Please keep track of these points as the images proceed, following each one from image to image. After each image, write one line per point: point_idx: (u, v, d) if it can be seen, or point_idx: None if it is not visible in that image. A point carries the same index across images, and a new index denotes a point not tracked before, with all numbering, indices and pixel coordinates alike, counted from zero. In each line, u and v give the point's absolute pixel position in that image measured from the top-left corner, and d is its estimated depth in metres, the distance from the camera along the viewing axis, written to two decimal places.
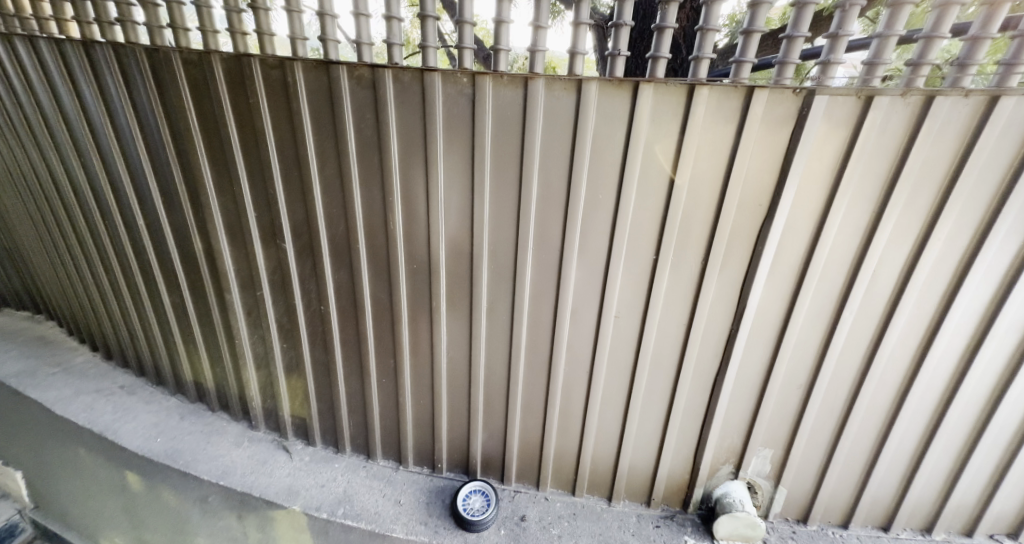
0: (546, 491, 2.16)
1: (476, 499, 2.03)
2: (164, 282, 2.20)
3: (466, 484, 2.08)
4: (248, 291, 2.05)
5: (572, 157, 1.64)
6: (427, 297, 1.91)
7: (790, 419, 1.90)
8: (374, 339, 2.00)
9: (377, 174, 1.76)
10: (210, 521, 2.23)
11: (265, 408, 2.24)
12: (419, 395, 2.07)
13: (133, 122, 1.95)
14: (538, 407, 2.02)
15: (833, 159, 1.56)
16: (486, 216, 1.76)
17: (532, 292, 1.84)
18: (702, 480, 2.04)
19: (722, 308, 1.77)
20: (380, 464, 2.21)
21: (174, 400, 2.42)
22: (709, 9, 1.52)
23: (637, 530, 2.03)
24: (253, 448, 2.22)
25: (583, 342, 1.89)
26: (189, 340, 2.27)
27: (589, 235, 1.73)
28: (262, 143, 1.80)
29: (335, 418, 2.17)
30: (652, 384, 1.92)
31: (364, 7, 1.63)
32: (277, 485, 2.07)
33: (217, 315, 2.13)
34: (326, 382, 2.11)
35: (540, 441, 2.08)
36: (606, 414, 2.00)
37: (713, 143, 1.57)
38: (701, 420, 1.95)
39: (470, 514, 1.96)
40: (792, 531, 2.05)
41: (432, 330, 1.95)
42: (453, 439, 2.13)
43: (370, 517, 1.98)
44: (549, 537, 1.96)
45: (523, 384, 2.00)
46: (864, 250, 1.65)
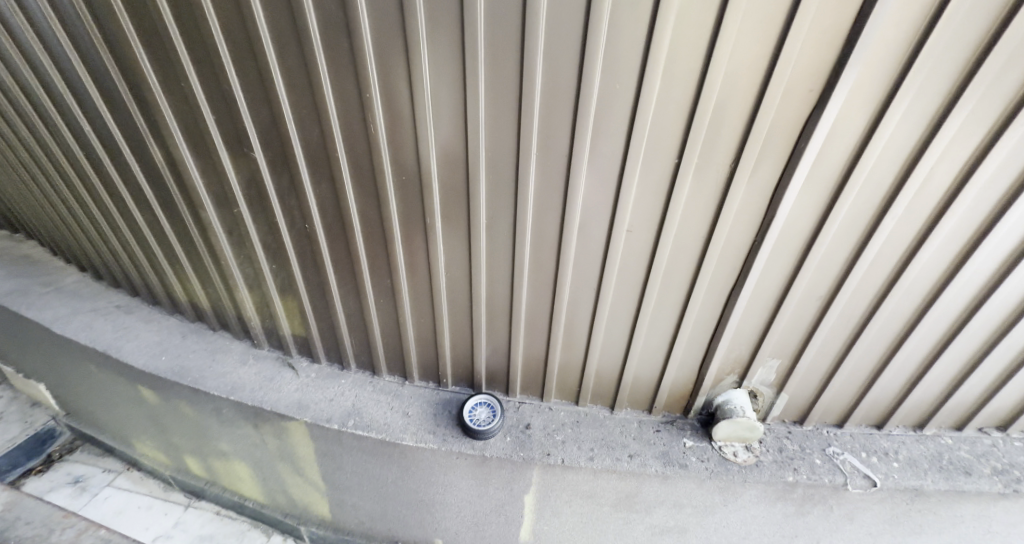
0: (550, 401, 2.22)
1: (482, 411, 2.11)
2: (130, 196, 2.04)
3: (472, 396, 2.14)
4: (224, 208, 1.90)
5: (584, 43, 1.38)
6: (422, 211, 1.76)
7: (804, 328, 1.86)
8: (367, 257, 1.89)
9: (351, 66, 1.51)
10: (230, 430, 2.33)
11: (266, 327, 2.20)
12: (421, 311, 2.02)
13: (47, 8, 1.66)
14: (542, 323, 1.99)
15: (908, 36, 1.30)
16: (484, 118, 1.54)
17: (535, 206, 1.69)
18: (706, 388, 2.06)
19: (745, 218, 1.63)
20: (386, 379, 2.25)
21: (173, 319, 2.39)
22: None
23: (637, 435, 2.13)
24: (259, 365, 2.24)
25: (590, 258, 1.78)
26: (173, 259, 2.16)
27: (600, 139, 1.54)
28: (206, 33, 1.53)
29: (337, 334, 2.14)
30: (661, 297, 1.85)
31: None
32: (287, 401, 2.12)
33: (194, 231, 2.00)
34: (323, 301, 2.05)
35: (544, 355, 2.08)
36: (613, 328, 1.96)
37: (762, 19, 1.30)
38: (710, 331, 1.92)
39: (478, 425, 2.04)
40: (788, 432, 2.11)
41: (430, 248, 1.83)
42: (457, 353, 2.13)
43: (379, 428, 2.07)
44: (553, 442, 2.07)
45: (527, 303, 1.94)
46: (921, 147, 1.45)
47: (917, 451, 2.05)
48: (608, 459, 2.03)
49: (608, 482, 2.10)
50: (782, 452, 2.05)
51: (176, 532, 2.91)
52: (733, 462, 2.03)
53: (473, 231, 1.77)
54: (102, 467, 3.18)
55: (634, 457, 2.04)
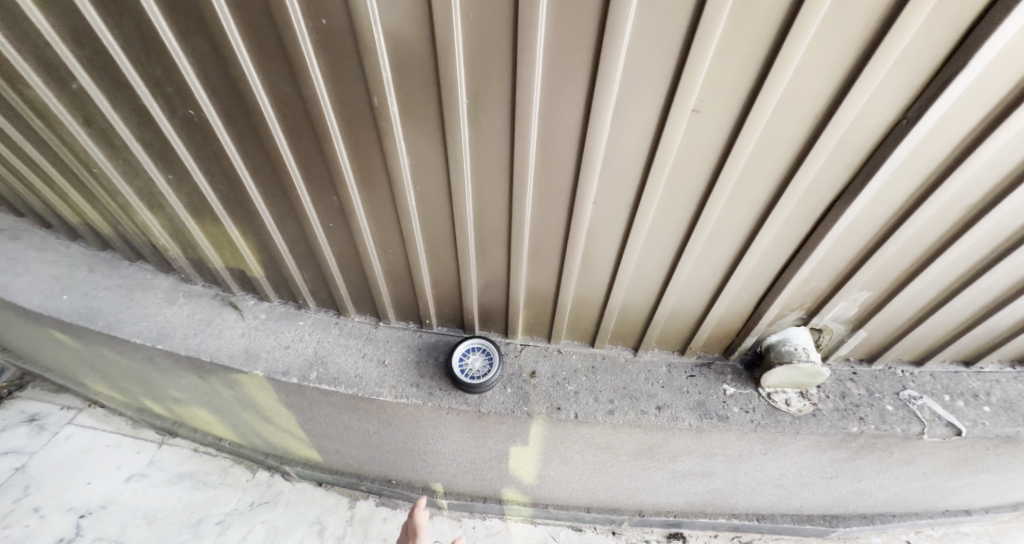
0: (558, 343, 1.84)
1: (476, 359, 1.73)
2: None
3: (464, 341, 1.75)
4: (67, 93, 1.31)
5: None
6: (364, 81, 1.16)
7: (935, 239, 1.36)
8: (294, 156, 1.32)
9: None
10: (173, 380, 1.93)
11: (191, 258, 1.72)
12: (384, 233, 1.51)
13: None
14: (552, 253, 1.51)
15: None
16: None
17: (547, 82, 1.13)
18: (763, 325, 1.63)
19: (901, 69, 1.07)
20: (355, 321, 1.87)
21: (75, 247, 1.89)
22: None
23: (666, 382, 1.76)
24: (193, 305, 1.80)
25: (623, 162, 1.26)
26: (39, 172, 1.61)
27: None
28: None
29: (281, 261, 1.64)
30: (728, 203, 1.33)
31: None
32: (233, 348, 1.73)
33: (41, 129, 1.43)
34: (250, 221, 1.52)
35: (554, 289, 1.64)
36: (652, 248, 1.47)
37: None
38: (793, 248, 1.42)
39: (471, 378, 1.68)
40: (853, 373, 1.71)
41: (385, 142, 1.26)
42: (439, 281, 1.67)
43: (349, 381, 1.72)
44: (563, 394, 1.71)
45: (531, 227, 1.43)
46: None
47: (1014, 392, 1.66)
48: (631, 413, 1.68)
49: (630, 435, 1.76)
50: (845, 399, 1.66)
51: (151, 471, 2.61)
52: (784, 413, 1.65)
53: (449, 112, 1.19)
54: (60, 404, 2.85)
55: (662, 409, 1.69)
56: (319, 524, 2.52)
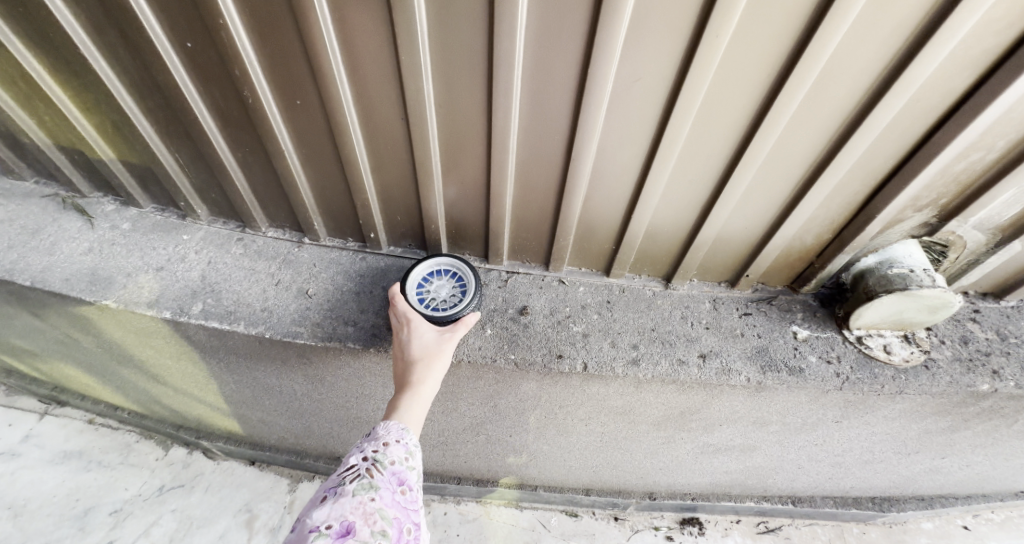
0: (560, 272, 1.30)
1: (442, 286, 1.17)
2: None
3: (425, 261, 1.19)
4: None
5: None
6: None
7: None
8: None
9: None
10: (6, 321, 1.36)
11: (0, 133, 1.13)
12: (280, 61, 0.91)
13: None
14: (558, 118, 0.96)
15: None
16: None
17: None
18: (866, 237, 1.11)
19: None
20: (267, 236, 1.28)
21: None
22: None
23: (712, 322, 1.24)
24: (16, 208, 1.21)
25: None
26: None
27: None
28: None
29: (130, 123, 1.04)
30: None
31: None
32: (72, 270, 1.15)
33: None
34: (54, 44, 0.91)
35: (557, 184, 1.09)
36: (725, 86, 0.89)
37: None
38: (978, 76, 0.84)
39: (433, 309, 1.12)
40: (976, 311, 1.22)
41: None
42: (383, 158, 1.08)
43: (252, 317, 1.16)
44: (567, 336, 1.19)
45: (527, 63, 0.88)
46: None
47: None
48: (663, 364, 1.17)
49: (658, 397, 1.26)
50: (968, 346, 1.18)
51: (25, 449, 2.05)
52: (882, 364, 1.17)
53: None
54: None
55: (707, 359, 1.18)
56: (249, 512, 1.99)
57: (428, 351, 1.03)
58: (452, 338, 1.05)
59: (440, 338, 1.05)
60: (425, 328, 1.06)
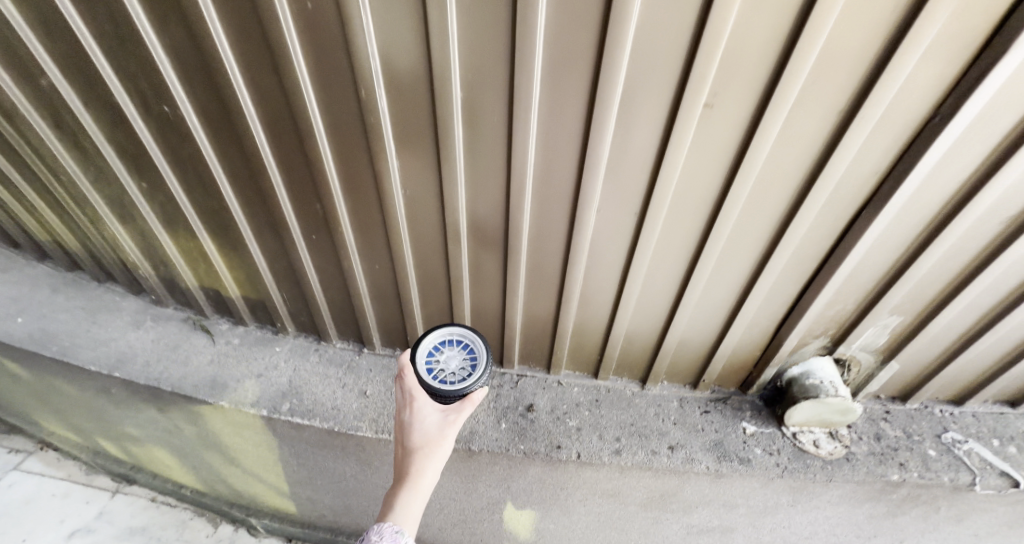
0: (559, 374, 1.68)
1: (451, 356, 1.28)
2: None
3: (436, 331, 1.30)
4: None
5: None
6: (345, 47, 0.96)
7: (985, 241, 1.16)
8: (273, 156, 1.15)
9: None
10: (131, 413, 1.76)
11: (163, 278, 1.60)
12: (369, 242, 1.35)
13: None
14: (552, 272, 1.36)
15: None
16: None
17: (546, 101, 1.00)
18: (783, 355, 1.48)
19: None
20: (337, 347, 1.70)
21: (40, 268, 1.78)
22: None
23: (679, 418, 1.58)
24: (160, 329, 1.66)
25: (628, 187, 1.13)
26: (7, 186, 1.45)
27: None
28: None
29: (258, 276, 1.50)
30: (751, 201, 1.14)
31: None
32: (198, 377, 1.57)
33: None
34: (221, 233, 1.38)
35: (554, 314, 1.48)
36: (660, 262, 1.30)
37: None
38: (817, 263, 1.25)
39: (441, 381, 1.20)
40: (886, 412, 1.55)
41: (372, 134, 1.08)
42: (431, 297, 1.50)
43: (325, 413, 1.54)
44: (564, 430, 1.54)
45: (530, 244, 1.28)
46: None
47: None
48: (640, 453, 1.50)
49: (639, 481, 1.57)
50: (881, 442, 1.49)
51: (99, 525, 2.37)
52: (814, 456, 1.48)
53: (443, 124, 1.05)
54: (6, 449, 2.60)
55: (675, 449, 1.51)
56: None
57: (429, 438, 1.12)
58: (453, 422, 1.14)
59: (443, 421, 1.14)
60: (429, 411, 1.16)
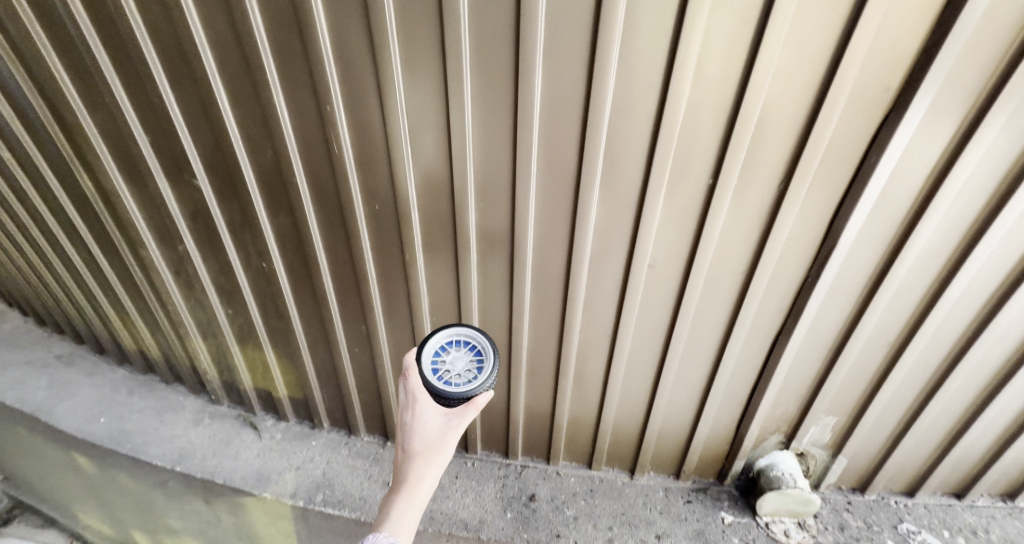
0: (558, 464, 1.90)
1: (458, 358, 1.08)
2: (31, 241, 1.75)
3: (442, 331, 1.11)
4: (116, 257, 1.58)
5: (593, 72, 0.98)
6: (397, 227, 1.29)
7: (886, 352, 1.35)
8: (335, 294, 1.45)
9: (244, 63, 1.08)
10: (179, 504, 1.98)
11: (225, 381, 1.91)
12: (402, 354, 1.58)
13: None
14: (548, 373, 1.54)
15: None
16: (469, 70, 1.03)
17: (537, 263, 1.28)
18: (748, 450, 1.70)
19: (833, 163, 1.05)
20: (364, 440, 1.94)
21: (118, 372, 2.12)
22: None
23: (665, 508, 1.78)
24: (214, 426, 1.94)
25: (600, 325, 1.38)
26: (116, 308, 1.81)
27: (610, 186, 1.13)
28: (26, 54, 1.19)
29: (305, 382, 1.79)
30: (693, 328, 1.35)
31: None
32: (245, 470, 1.82)
33: (115, 281, 1.66)
34: (286, 349, 1.69)
35: (551, 406, 1.65)
36: (629, 379, 1.51)
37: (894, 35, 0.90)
38: (752, 381, 1.47)
39: (445, 382, 1.01)
40: (848, 502, 1.75)
41: (410, 276, 1.37)
42: None
43: (352, 503, 1.76)
44: (563, 519, 1.75)
45: (529, 351, 1.49)
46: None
47: (1012, 530, 1.66)
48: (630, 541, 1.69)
49: None
50: (845, 531, 1.68)
51: None
52: None
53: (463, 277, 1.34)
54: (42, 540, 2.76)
55: (661, 538, 1.70)
56: None
57: (430, 444, 0.94)
58: (458, 427, 0.97)
59: (445, 427, 0.96)
60: (431, 414, 0.98)
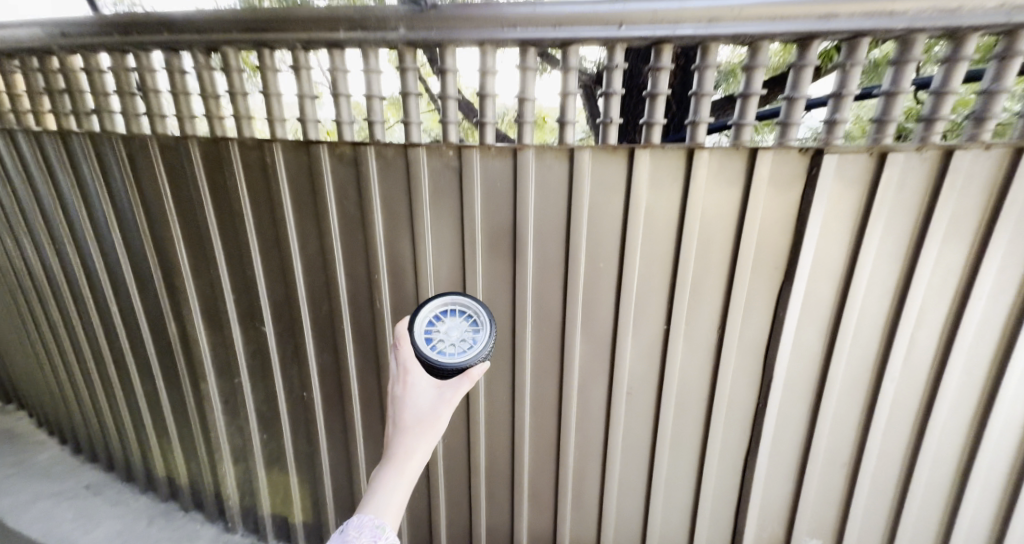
0: None
1: (453, 327, 1.08)
2: (98, 373, 1.99)
3: (435, 300, 1.10)
4: (175, 388, 1.82)
5: (568, 245, 1.26)
6: None
7: (840, 484, 1.43)
8: (361, 421, 1.61)
9: (318, 238, 1.39)
10: None
11: (244, 505, 2.01)
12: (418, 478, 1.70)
13: (32, 212, 1.70)
14: (547, 495, 1.63)
15: (969, 232, 1.11)
16: (480, 249, 1.31)
17: (534, 395, 1.47)
18: None
19: (754, 308, 1.26)
20: None
21: (144, 498, 2.22)
22: (798, 73, 1.05)
23: None
24: None
25: (593, 449, 1.53)
26: (162, 433, 1.99)
27: (589, 331, 1.35)
28: (136, 231, 1.53)
29: (322, 509, 1.86)
30: (673, 454, 1.49)
31: (269, 61, 1.25)
32: None
33: (172, 409, 1.88)
34: (310, 474, 1.80)
35: (551, 535, 1.69)
36: (624, 507, 1.60)
37: (779, 220, 1.16)
38: (734, 506, 1.53)
39: (438, 352, 1.02)
40: None
41: None
42: (453, 532, 1.76)
43: None
44: None
45: (529, 473, 1.61)
46: (928, 205, 1.10)
47: None
48: None
49: None
50: None
51: None
52: None
53: (473, 406, 1.52)
54: None
55: None
56: None
57: (422, 417, 0.95)
58: (451, 402, 0.97)
59: (438, 400, 0.97)
60: (424, 386, 0.98)
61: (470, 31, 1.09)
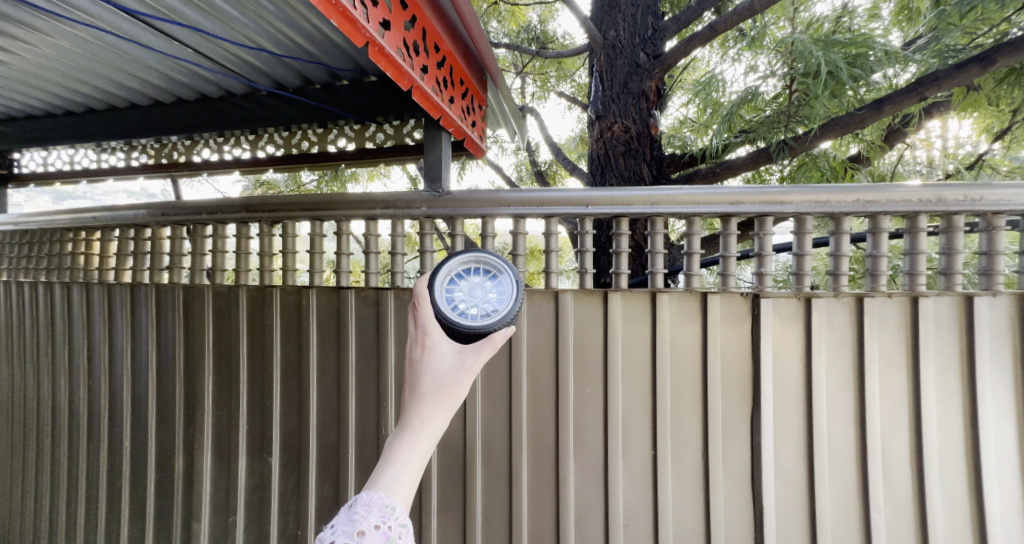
0: None
1: (474, 287, 1.06)
2: (86, 516, 1.93)
3: (457, 256, 1.07)
4: (164, 529, 1.77)
5: (558, 374, 1.43)
6: (417, 496, 1.51)
7: None
8: None
9: (336, 368, 1.55)
10: None
11: None
12: None
13: (78, 348, 1.89)
14: None
15: (900, 362, 1.30)
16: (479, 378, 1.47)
17: (531, 533, 1.44)
18: None
19: (732, 435, 1.36)
20: None
21: None
22: (726, 238, 1.35)
23: None
24: None
25: None
26: None
27: (582, 459, 1.42)
28: (173, 364, 1.70)
29: None
30: None
31: (320, 228, 1.58)
32: None
33: None
34: None
35: None
36: None
37: (738, 351, 1.35)
38: None
39: (460, 314, 0.99)
40: None
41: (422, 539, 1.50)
42: None
43: None
44: None
45: None
46: (856, 341, 1.31)
47: None
48: None
49: None
50: None
51: None
52: None
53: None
54: None
55: None
56: None
57: (440, 385, 0.94)
58: (471, 368, 0.96)
59: (459, 365, 0.96)
60: (444, 350, 0.97)
61: (474, 208, 1.43)
